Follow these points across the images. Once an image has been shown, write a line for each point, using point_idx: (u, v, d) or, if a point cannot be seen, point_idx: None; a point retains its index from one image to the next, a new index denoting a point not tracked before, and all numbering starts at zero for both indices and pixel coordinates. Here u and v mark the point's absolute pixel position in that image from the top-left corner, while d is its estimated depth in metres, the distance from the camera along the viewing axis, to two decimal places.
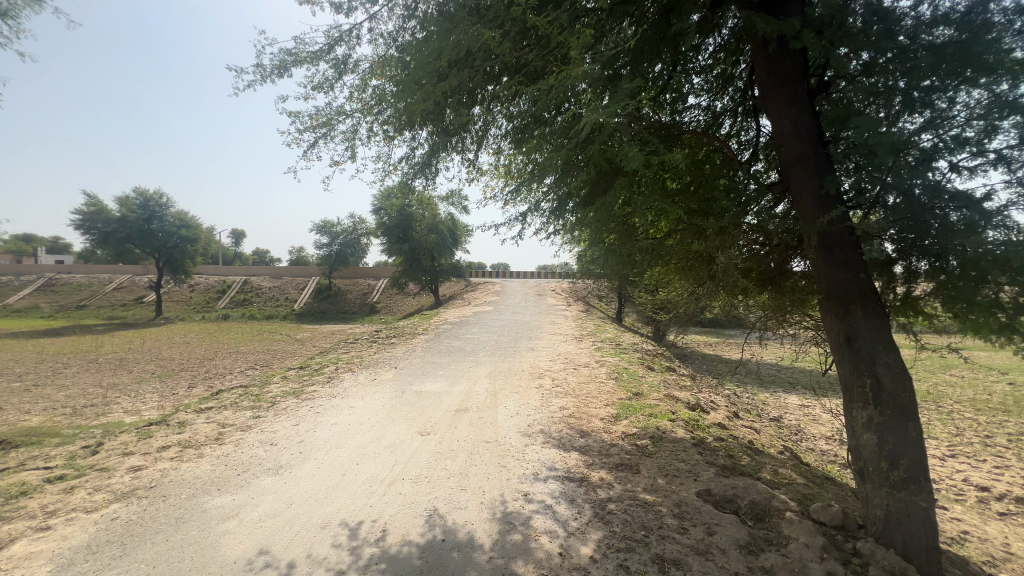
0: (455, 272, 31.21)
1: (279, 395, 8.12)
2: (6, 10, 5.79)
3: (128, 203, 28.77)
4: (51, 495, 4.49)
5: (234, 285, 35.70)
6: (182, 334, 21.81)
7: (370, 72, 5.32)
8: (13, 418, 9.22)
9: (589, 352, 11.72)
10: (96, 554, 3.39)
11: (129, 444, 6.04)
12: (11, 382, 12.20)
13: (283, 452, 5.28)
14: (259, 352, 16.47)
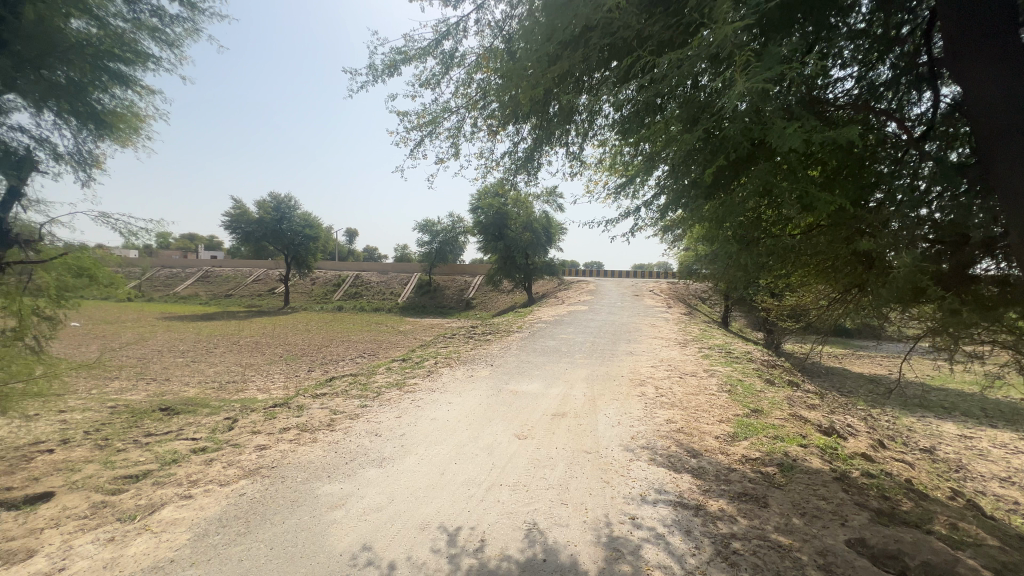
0: (549, 270, 31.00)
1: (384, 386, 8.51)
2: (175, 41, 6.66)
3: (265, 205, 32.79)
4: (195, 465, 5.04)
5: (348, 279, 39.10)
6: (306, 322, 24.32)
7: (475, 66, 5.21)
8: (176, 388, 10.83)
9: (694, 359, 10.80)
10: (225, 528, 3.66)
11: (257, 423, 6.67)
12: (177, 357, 14.42)
13: (387, 443, 5.44)
14: (368, 342, 17.67)
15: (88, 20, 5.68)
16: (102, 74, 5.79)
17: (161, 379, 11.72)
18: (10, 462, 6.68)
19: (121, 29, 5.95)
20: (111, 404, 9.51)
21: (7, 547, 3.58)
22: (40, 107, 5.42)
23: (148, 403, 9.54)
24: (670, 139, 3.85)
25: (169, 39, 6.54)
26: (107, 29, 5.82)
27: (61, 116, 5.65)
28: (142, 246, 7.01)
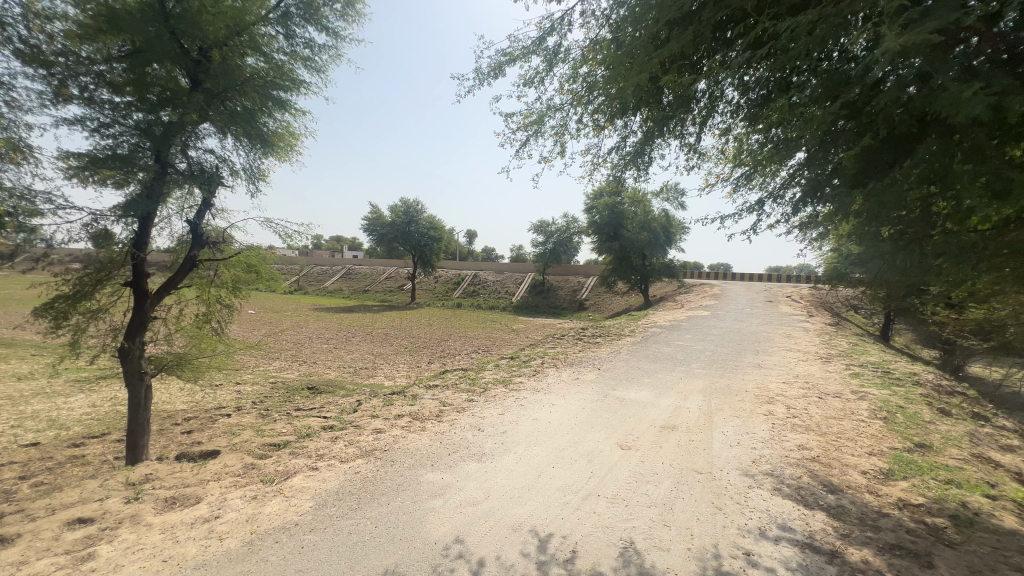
0: (668, 272, 29.28)
1: (491, 382, 8.77)
2: (322, 68, 7.64)
3: (396, 209, 36.18)
4: (323, 441, 5.69)
5: (468, 278, 41.33)
6: (429, 317, 26.27)
7: (580, 60, 5.05)
8: (320, 371, 12.43)
9: (840, 378, 9.28)
10: (340, 501, 4.05)
11: (377, 408, 7.31)
12: (322, 344, 16.55)
13: (488, 439, 5.56)
14: (482, 339, 18.44)
15: (259, 57, 6.83)
16: (268, 101, 6.79)
17: (309, 362, 13.55)
18: (198, 422, 8.25)
19: (282, 61, 7.05)
20: (271, 381, 11.25)
21: (184, 492, 4.39)
22: (225, 133, 6.52)
23: (297, 382, 11.08)
24: (804, 120, 3.29)
25: (318, 66, 7.52)
26: (271, 63, 6.89)
27: (239, 139, 6.73)
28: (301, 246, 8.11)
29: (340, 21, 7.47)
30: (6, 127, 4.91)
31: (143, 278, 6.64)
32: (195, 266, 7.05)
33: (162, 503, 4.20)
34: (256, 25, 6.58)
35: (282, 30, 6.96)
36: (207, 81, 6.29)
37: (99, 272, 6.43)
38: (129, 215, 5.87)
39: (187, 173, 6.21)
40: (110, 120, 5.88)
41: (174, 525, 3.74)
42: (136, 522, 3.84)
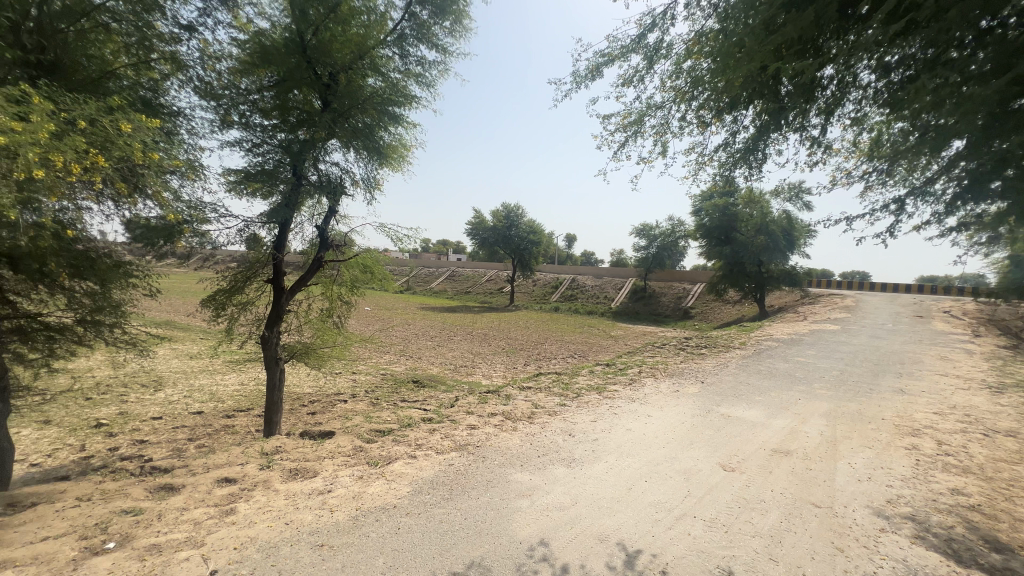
0: (788, 279, 26.38)
1: (584, 388, 8.64)
2: (431, 83, 8.18)
3: (498, 214, 37.36)
4: (422, 432, 6.07)
5: (566, 282, 41.23)
6: (526, 320, 26.68)
7: (684, 54, 4.78)
8: (424, 366, 13.27)
9: (1016, 413, 7.59)
10: (434, 490, 4.28)
11: (473, 405, 7.61)
12: (427, 341, 17.65)
13: (578, 445, 5.48)
14: (578, 344, 18.25)
15: (378, 77, 7.53)
16: (384, 117, 7.44)
17: (414, 357, 14.54)
18: (321, 405, 9.29)
19: (396, 80, 7.70)
20: (381, 372, 12.29)
21: (305, 465, 4.97)
22: (348, 148, 7.27)
23: (403, 375, 11.95)
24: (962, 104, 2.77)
25: (428, 81, 8.07)
26: (388, 81, 7.55)
27: (359, 152, 7.47)
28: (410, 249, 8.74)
29: (448, 37, 7.94)
30: (187, 151, 6.04)
31: (280, 276, 7.64)
32: (321, 266, 7.95)
33: (287, 473, 4.80)
34: (376, 48, 7.29)
35: (397, 50, 7.59)
36: (335, 102, 7.08)
37: (249, 270, 7.58)
38: (272, 222, 6.82)
39: (317, 184, 7.04)
40: (260, 141, 6.88)
41: (295, 493, 4.25)
42: (267, 486, 4.44)
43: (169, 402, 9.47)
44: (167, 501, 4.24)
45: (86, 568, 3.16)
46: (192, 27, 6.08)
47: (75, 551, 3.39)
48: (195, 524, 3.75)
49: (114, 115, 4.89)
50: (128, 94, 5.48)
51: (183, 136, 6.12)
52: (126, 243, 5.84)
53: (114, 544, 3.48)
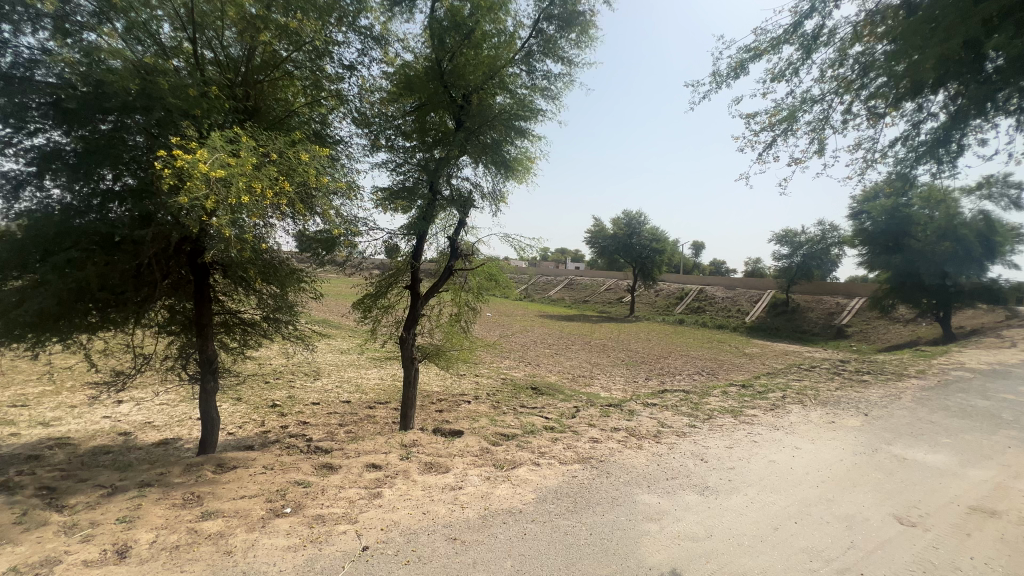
0: (986, 295, 21.40)
1: (716, 409, 7.98)
2: (556, 96, 8.29)
3: (619, 222, 36.50)
4: (545, 440, 6.15)
5: (692, 293, 38.62)
6: (648, 332, 25.55)
7: (851, 38, 4.18)
8: (543, 373, 13.44)
9: None
10: (559, 500, 4.29)
11: (595, 417, 7.50)
12: (546, 349, 17.87)
13: (711, 472, 5.07)
14: (707, 360, 16.92)
15: (506, 94, 7.89)
16: (511, 132, 7.76)
17: (533, 364, 14.82)
18: (448, 404, 9.95)
19: (523, 95, 7.99)
20: (503, 377, 12.76)
21: (438, 460, 5.36)
22: (478, 163, 7.72)
23: (524, 382, 12.25)
24: None
25: (553, 94, 8.21)
26: (515, 97, 7.86)
27: (487, 167, 7.88)
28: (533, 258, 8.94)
29: (574, 49, 8.02)
30: (347, 174, 6.96)
31: (417, 283, 8.40)
32: (451, 274, 8.57)
33: (423, 465, 5.22)
34: (505, 67, 7.66)
35: (525, 67, 7.89)
36: (467, 121, 7.58)
37: (391, 278, 8.46)
38: (411, 234, 7.52)
39: (450, 199, 7.60)
40: (403, 161, 7.65)
41: (430, 486, 4.60)
42: (406, 476, 4.87)
43: (327, 390, 10.95)
44: (328, 478, 4.89)
45: (270, 527, 3.78)
46: (353, 67, 7.02)
47: (263, 511, 4.08)
48: (350, 502, 4.26)
49: (296, 147, 5.86)
50: (305, 128, 6.52)
51: (344, 161, 7.06)
52: (300, 254, 6.92)
53: (290, 510, 4.11)
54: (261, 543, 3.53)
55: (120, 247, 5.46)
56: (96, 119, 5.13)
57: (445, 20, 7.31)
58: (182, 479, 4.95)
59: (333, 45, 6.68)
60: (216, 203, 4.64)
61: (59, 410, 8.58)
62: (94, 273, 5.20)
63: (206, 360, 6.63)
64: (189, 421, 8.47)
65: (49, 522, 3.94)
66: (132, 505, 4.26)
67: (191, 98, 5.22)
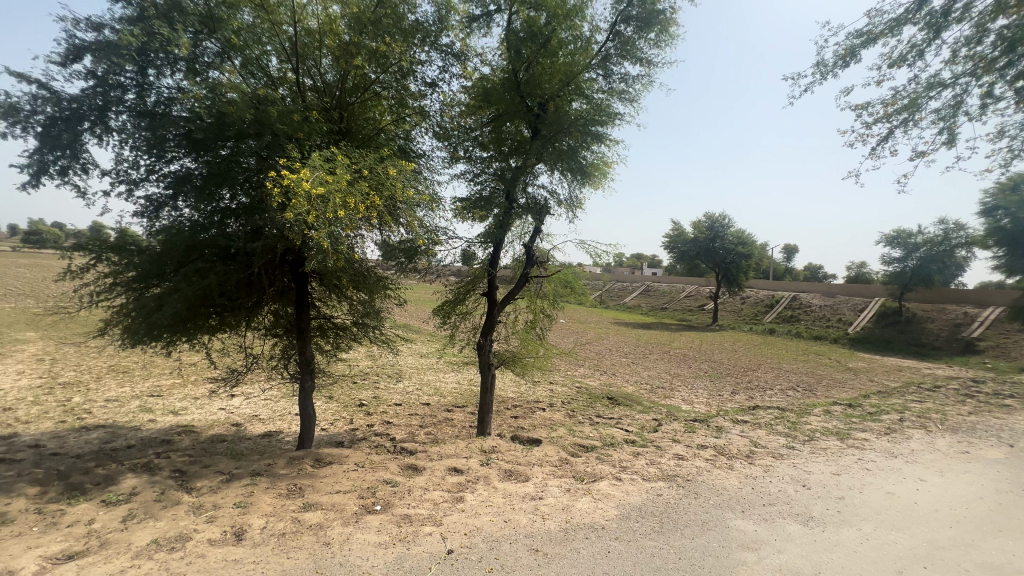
0: None
1: (818, 430, 7.24)
2: (634, 98, 8.04)
3: (700, 225, 34.66)
4: (626, 454, 5.95)
5: (783, 301, 35.63)
6: (733, 342, 23.95)
7: (993, 14, 3.80)
8: (621, 383, 13.05)
9: None
10: (644, 519, 4.11)
11: (678, 432, 7.14)
12: (622, 357, 17.39)
13: (816, 501, 4.59)
14: (804, 375, 15.46)
15: (582, 100, 7.80)
16: (587, 137, 7.67)
17: (610, 373, 14.46)
18: (524, 410, 9.99)
19: (600, 100, 7.85)
20: (578, 385, 12.59)
21: (517, 468, 5.37)
22: (554, 170, 7.71)
23: (600, 391, 11.99)
24: None
25: (632, 96, 7.98)
26: (592, 102, 7.75)
27: (563, 174, 7.85)
28: (610, 264, 8.71)
29: (653, 49, 7.77)
30: (429, 187, 7.28)
31: (494, 290, 8.55)
32: (526, 281, 8.61)
33: (503, 473, 5.26)
34: (581, 73, 7.60)
35: (601, 71, 7.77)
36: (543, 129, 7.61)
37: (468, 285, 8.68)
38: (489, 242, 7.66)
39: (526, 207, 7.66)
40: (480, 171, 7.84)
41: (511, 494, 4.62)
42: (487, 482, 4.93)
43: (408, 392, 11.48)
44: (413, 479, 5.09)
45: (362, 522, 4.00)
46: (434, 84, 7.33)
47: (356, 506, 4.33)
48: (434, 504, 4.40)
49: (384, 163, 6.23)
50: (391, 144, 6.90)
51: (426, 174, 7.39)
52: (386, 263, 7.32)
53: (379, 507, 4.32)
54: (355, 537, 3.74)
55: (235, 259, 6.12)
56: (218, 145, 5.80)
57: (522, 31, 7.41)
58: (286, 471, 5.41)
59: (417, 65, 7.03)
60: (316, 218, 5.04)
61: (185, 401, 9.80)
62: (215, 281, 5.86)
63: (304, 361, 7.21)
64: (289, 416, 9.28)
65: (180, 501, 4.48)
66: (245, 491, 4.73)
67: (295, 122, 5.75)
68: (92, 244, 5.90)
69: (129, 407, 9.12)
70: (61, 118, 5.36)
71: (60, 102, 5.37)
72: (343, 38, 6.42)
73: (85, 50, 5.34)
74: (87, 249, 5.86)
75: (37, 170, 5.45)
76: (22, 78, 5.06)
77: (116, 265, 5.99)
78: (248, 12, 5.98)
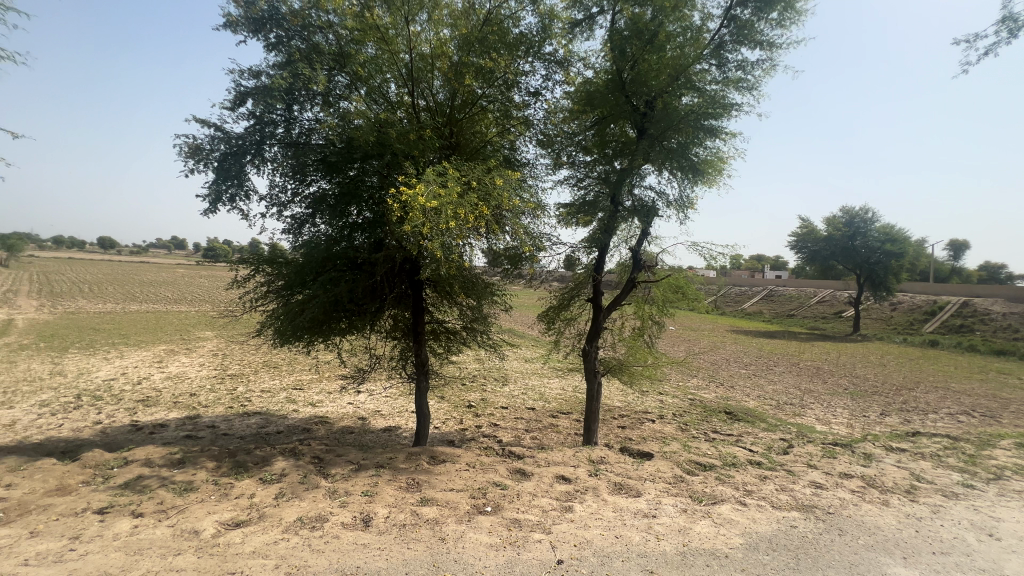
0: None
1: (1008, 468, 5.89)
2: (753, 86, 7.31)
3: (835, 221, 30.56)
4: (751, 477, 5.42)
5: (949, 307, 29.88)
6: (881, 355, 20.63)
7: None
8: (740, 397, 11.94)
9: None
10: (775, 552, 3.67)
11: (815, 457, 6.31)
12: (741, 369, 15.93)
13: (1011, 556, 3.71)
14: (981, 397, 12.75)
15: (693, 93, 7.31)
16: (699, 132, 7.18)
17: (727, 385, 13.32)
18: (632, 420, 9.61)
19: (713, 91, 7.30)
20: (691, 397, 11.78)
21: (628, 482, 5.16)
22: (662, 170, 7.33)
23: (716, 404, 11.10)
24: None
25: (750, 83, 7.27)
26: (704, 95, 7.24)
27: (673, 173, 7.43)
28: (726, 267, 8.01)
29: (776, 29, 7.03)
30: (533, 194, 7.36)
31: (599, 295, 8.34)
32: (633, 287, 8.25)
33: (612, 485, 5.09)
34: (692, 65, 7.12)
35: (715, 61, 7.23)
36: (651, 128, 7.28)
37: (573, 290, 8.60)
38: (594, 247, 7.52)
39: (632, 209, 7.39)
40: (584, 176, 7.74)
41: (621, 508, 4.44)
42: (596, 494, 4.80)
43: (514, 396, 11.72)
44: (522, 484, 5.14)
45: (474, 522, 4.13)
46: (538, 92, 7.43)
47: (468, 506, 4.50)
48: (543, 511, 4.39)
49: (491, 173, 6.44)
50: (497, 155, 7.12)
51: (531, 182, 7.50)
52: (492, 269, 7.56)
53: (490, 509, 4.43)
54: (467, 536, 3.86)
55: (361, 268, 6.75)
56: (348, 167, 6.48)
57: (626, 30, 7.18)
58: (406, 465, 5.82)
59: (521, 76, 7.17)
60: (430, 229, 5.36)
61: (322, 394, 11.08)
62: (345, 289, 6.53)
63: (419, 363, 7.72)
64: (406, 413, 10.01)
65: (319, 485, 5.04)
66: (371, 481, 5.17)
67: (411, 141, 6.21)
68: (252, 257, 6.95)
69: (279, 398, 10.57)
70: (230, 154, 6.41)
71: (230, 140, 6.42)
72: (453, 59, 6.78)
73: (247, 95, 6.33)
74: (248, 262, 6.92)
75: (214, 198, 6.57)
76: (204, 123, 6.15)
77: (270, 275, 6.99)
78: (371, 45, 6.47)
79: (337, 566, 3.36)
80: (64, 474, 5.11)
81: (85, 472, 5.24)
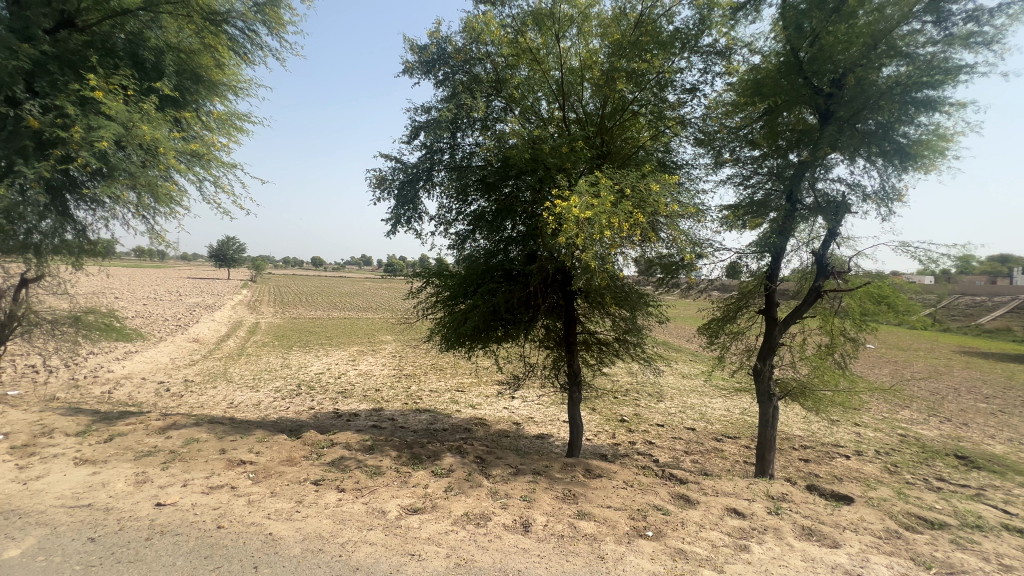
0: None
1: None
2: (992, 39, 5.69)
3: None
4: (1009, 547, 4.13)
5: None
6: None
7: None
8: (979, 438, 9.25)
9: None
10: None
11: None
12: (980, 402, 12.31)
13: None
14: None
15: (899, 61, 5.98)
16: (909, 108, 5.84)
17: (958, 423, 10.43)
18: (819, 454, 8.18)
19: (929, 54, 5.90)
20: (902, 432, 9.53)
21: (821, 528, 4.35)
22: (855, 158, 6.15)
23: (941, 444, 8.79)
24: None
25: (987, 35, 5.66)
26: (916, 61, 5.88)
27: (872, 160, 6.17)
28: (952, 271, 6.33)
29: None
30: (691, 197, 6.83)
31: (773, 307, 7.26)
32: (820, 297, 6.97)
33: (800, 529, 4.34)
34: (895, 28, 5.86)
35: (931, 17, 5.83)
36: (838, 109, 6.17)
37: (740, 301, 7.69)
38: (765, 252, 6.63)
39: (815, 205, 6.33)
40: (751, 173, 6.93)
41: (814, 559, 3.75)
42: (778, 536, 4.17)
43: (671, 413, 10.96)
44: (687, 512, 4.73)
45: (635, 545, 3.93)
46: (695, 88, 6.92)
47: (627, 527, 4.29)
48: (713, 546, 3.96)
49: (646, 179, 6.17)
50: (651, 160, 6.82)
51: (688, 184, 6.98)
52: (645, 278, 7.23)
53: (651, 533, 4.17)
54: (628, 559, 3.68)
55: (517, 280, 7.03)
56: (504, 185, 6.86)
57: (804, 2, 6.25)
58: (562, 475, 5.84)
59: (676, 73, 6.76)
60: (584, 239, 5.31)
61: (481, 398, 11.88)
62: (502, 298, 6.90)
63: (572, 373, 7.73)
64: (559, 422, 10.13)
65: (481, 484, 5.37)
66: (529, 487, 5.32)
67: (564, 154, 6.26)
68: (423, 271, 7.80)
69: (445, 398, 11.67)
70: (407, 181, 7.29)
71: (407, 169, 7.32)
72: (603, 67, 6.71)
73: (420, 129, 7.18)
74: (420, 275, 7.77)
75: (394, 221, 7.58)
76: (387, 157, 7.13)
77: (438, 287, 7.77)
78: (524, 67, 6.83)
79: (500, 565, 3.50)
80: (291, 449, 6.35)
81: (305, 449, 6.44)
